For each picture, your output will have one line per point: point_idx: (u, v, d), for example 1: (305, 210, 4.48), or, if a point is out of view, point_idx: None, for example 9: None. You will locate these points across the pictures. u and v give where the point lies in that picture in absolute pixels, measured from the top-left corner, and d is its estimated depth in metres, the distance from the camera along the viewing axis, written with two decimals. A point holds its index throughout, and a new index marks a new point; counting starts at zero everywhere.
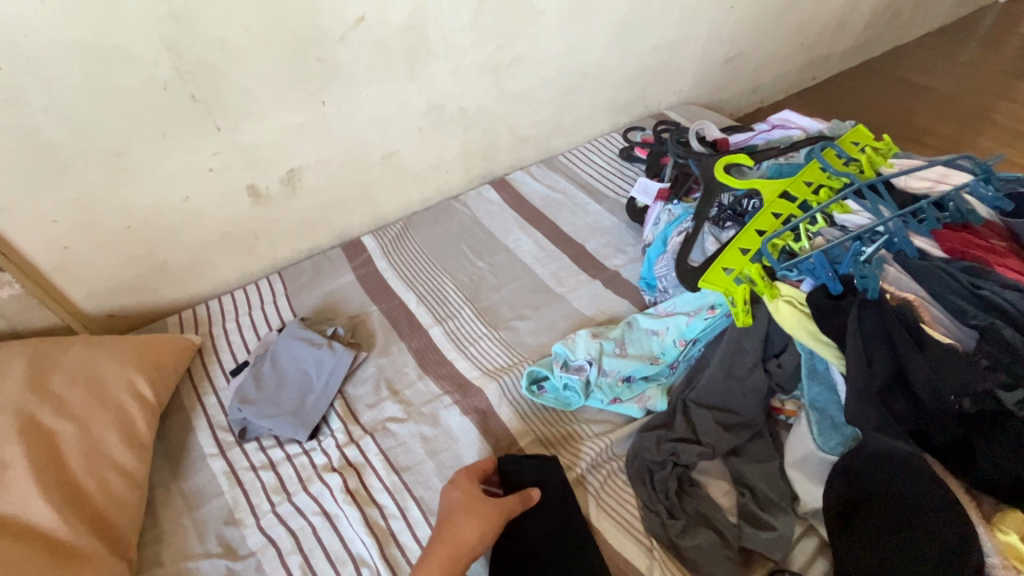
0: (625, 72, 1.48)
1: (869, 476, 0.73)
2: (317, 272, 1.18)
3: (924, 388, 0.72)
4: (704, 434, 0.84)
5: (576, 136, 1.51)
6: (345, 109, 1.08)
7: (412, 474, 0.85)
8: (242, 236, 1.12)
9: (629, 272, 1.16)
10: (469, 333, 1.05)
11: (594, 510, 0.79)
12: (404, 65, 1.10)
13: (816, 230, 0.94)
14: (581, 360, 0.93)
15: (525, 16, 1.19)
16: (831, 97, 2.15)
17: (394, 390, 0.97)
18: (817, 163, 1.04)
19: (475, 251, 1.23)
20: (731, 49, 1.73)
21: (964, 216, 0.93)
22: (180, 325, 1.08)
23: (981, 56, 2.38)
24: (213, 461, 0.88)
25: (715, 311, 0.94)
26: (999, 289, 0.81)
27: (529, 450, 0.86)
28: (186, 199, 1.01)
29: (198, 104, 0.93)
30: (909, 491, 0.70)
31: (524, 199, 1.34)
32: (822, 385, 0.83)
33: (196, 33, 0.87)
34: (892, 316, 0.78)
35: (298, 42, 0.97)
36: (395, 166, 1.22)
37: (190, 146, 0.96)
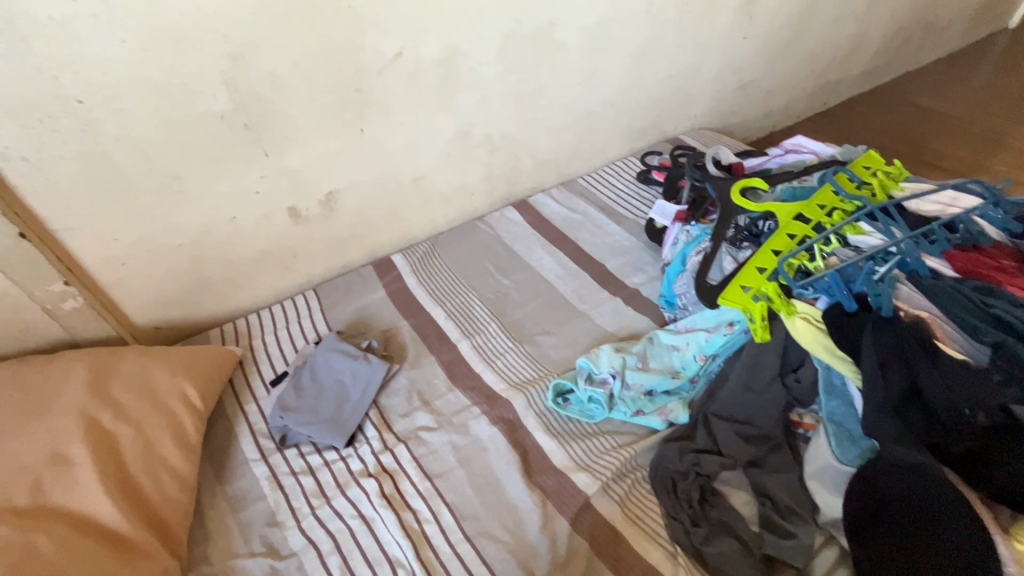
0: (641, 100, 1.55)
1: (889, 482, 0.76)
2: (349, 288, 1.24)
3: (940, 402, 0.76)
4: (724, 444, 0.88)
5: (595, 160, 1.58)
6: (380, 136, 1.16)
7: (444, 481, 0.89)
8: (281, 254, 1.18)
9: (649, 290, 1.20)
10: (495, 347, 1.10)
11: (619, 517, 0.82)
12: (435, 95, 1.18)
13: (830, 251, 0.97)
14: (605, 374, 0.97)
15: (547, 50, 1.27)
16: (842, 121, 2.21)
17: (425, 400, 1.01)
18: (829, 187, 1.09)
19: (499, 269, 1.28)
20: (743, 77, 1.80)
21: (974, 237, 0.97)
22: (222, 337, 1.15)
23: (989, 81, 2.43)
24: (256, 466, 0.92)
25: (734, 327, 0.98)
26: (1010, 307, 0.84)
27: (555, 460, 0.90)
28: (233, 219, 1.08)
29: (250, 132, 1.01)
30: (926, 496, 0.72)
31: (545, 220, 1.40)
32: (839, 399, 0.86)
33: (252, 69, 0.95)
34: (906, 332, 0.81)
35: (341, 76, 1.04)
36: (424, 188, 1.29)
37: (240, 170, 1.04)
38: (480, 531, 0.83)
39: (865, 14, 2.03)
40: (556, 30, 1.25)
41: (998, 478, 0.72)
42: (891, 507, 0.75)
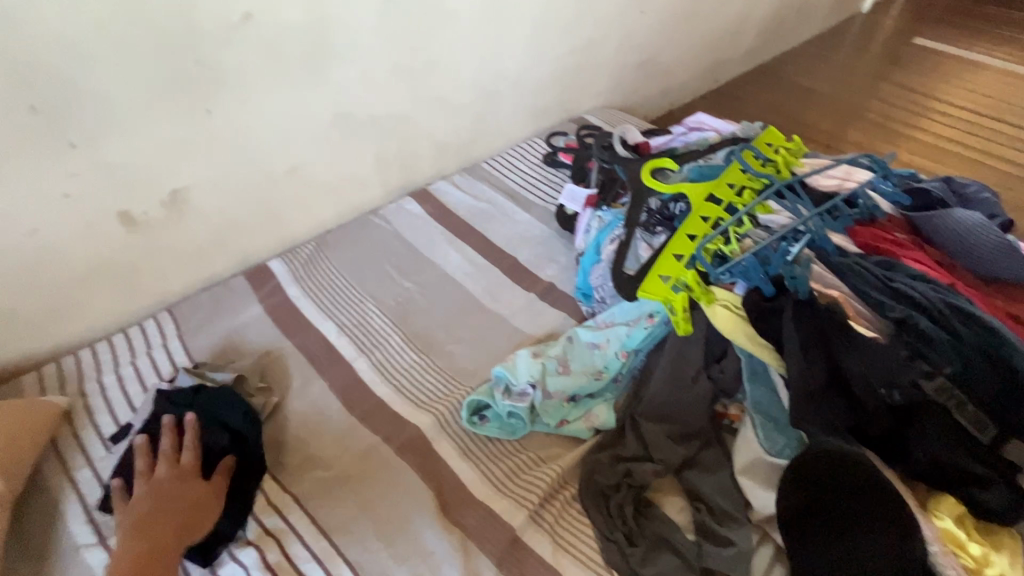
0: (543, 76, 1.45)
1: (824, 476, 0.72)
2: (215, 306, 1.03)
3: (860, 384, 0.75)
4: (655, 449, 0.81)
5: (499, 142, 1.46)
6: (235, 119, 0.95)
7: (344, 535, 0.74)
8: (117, 272, 0.94)
9: (565, 283, 1.12)
10: (399, 363, 0.96)
11: (551, 549, 0.74)
12: (303, 68, 0.98)
13: (744, 233, 0.94)
14: (524, 385, 0.87)
15: (436, 18, 1.12)
16: (733, 99, 2.27)
17: (317, 437, 0.85)
18: (737, 165, 1.05)
19: (399, 270, 1.13)
20: (643, 54, 1.76)
21: (871, 211, 0.98)
22: (40, 384, 0.89)
23: (854, 61, 2.63)
24: (90, 554, 0.71)
25: (654, 319, 0.92)
26: (908, 280, 0.86)
27: (476, 490, 0.79)
28: (36, 231, 0.83)
29: (42, 116, 0.77)
30: (858, 488, 0.70)
31: (448, 211, 1.26)
32: (764, 387, 0.82)
33: (33, 32, 0.73)
34: (824, 315, 0.80)
35: (169, 42, 0.83)
36: (302, 181, 1.10)
37: (35, 167, 0.79)
38: None
39: None
40: None
41: (918, 456, 0.73)
42: (828, 500, 0.71)
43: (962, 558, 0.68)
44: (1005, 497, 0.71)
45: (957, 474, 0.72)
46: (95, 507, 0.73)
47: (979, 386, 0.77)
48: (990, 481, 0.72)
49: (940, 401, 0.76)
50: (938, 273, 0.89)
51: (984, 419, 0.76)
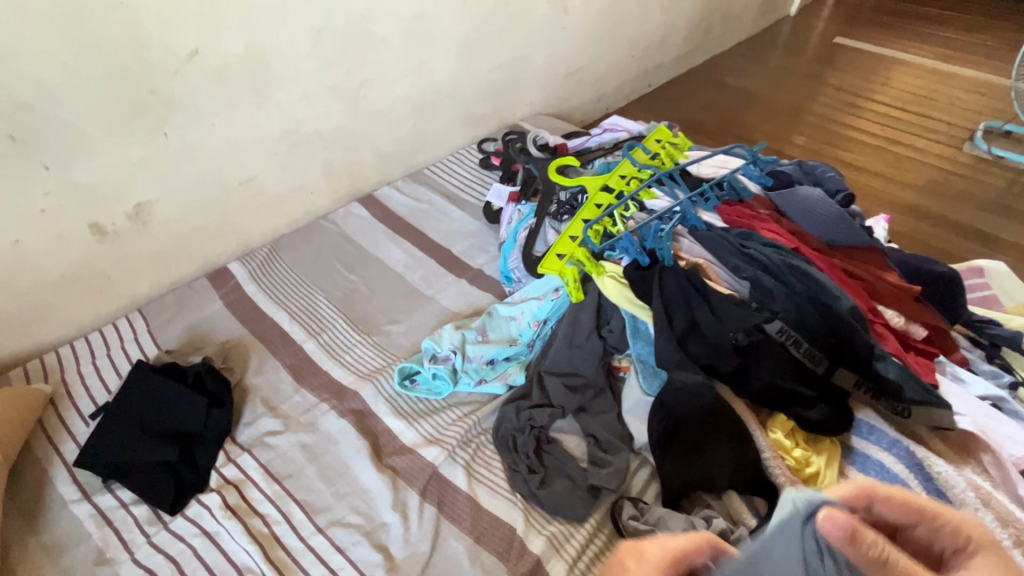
0: (474, 89, 1.62)
1: (682, 403, 0.89)
2: (181, 304, 1.17)
3: (711, 331, 0.93)
4: (554, 397, 0.97)
5: (438, 149, 1.62)
6: (190, 140, 1.09)
7: (293, 481, 0.89)
8: (90, 277, 1.08)
9: (491, 269, 1.28)
10: (344, 342, 1.11)
11: (466, 479, 0.90)
12: (248, 92, 1.13)
13: (629, 216, 1.12)
14: (446, 351, 1.03)
15: (366, 43, 1.28)
16: (666, 101, 2.48)
17: (271, 406, 1.00)
18: (628, 159, 1.24)
19: (346, 266, 1.28)
20: (571, 65, 1.94)
21: (738, 192, 1.17)
22: (27, 376, 1.02)
23: (779, 61, 2.87)
24: (77, 507, 0.85)
25: (559, 293, 1.08)
26: (760, 247, 1.04)
27: (406, 439, 0.95)
28: (18, 242, 0.97)
29: (20, 144, 0.91)
30: (709, 410, 0.88)
31: (391, 212, 1.42)
32: (644, 340, 0.99)
33: (11, 75, 0.86)
34: (684, 278, 0.97)
35: (128, 77, 0.97)
36: (255, 191, 1.25)
37: (14, 187, 0.93)
38: (332, 520, 0.85)
39: (671, 4, 2.28)
40: (371, 23, 1.26)
41: (755, 384, 0.91)
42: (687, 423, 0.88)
43: (786, 460, 0.86)
44: (823, 411, 0.89)
45: (787, 398, 0.90)
46: (78, 468, 0.88)
47: (810, 327, 0.94)
48: (814, 402, 0.90)
49: (778, 339, 0.94)
50: (786, 240, 1.08)
51: (817, 354, 0.93)
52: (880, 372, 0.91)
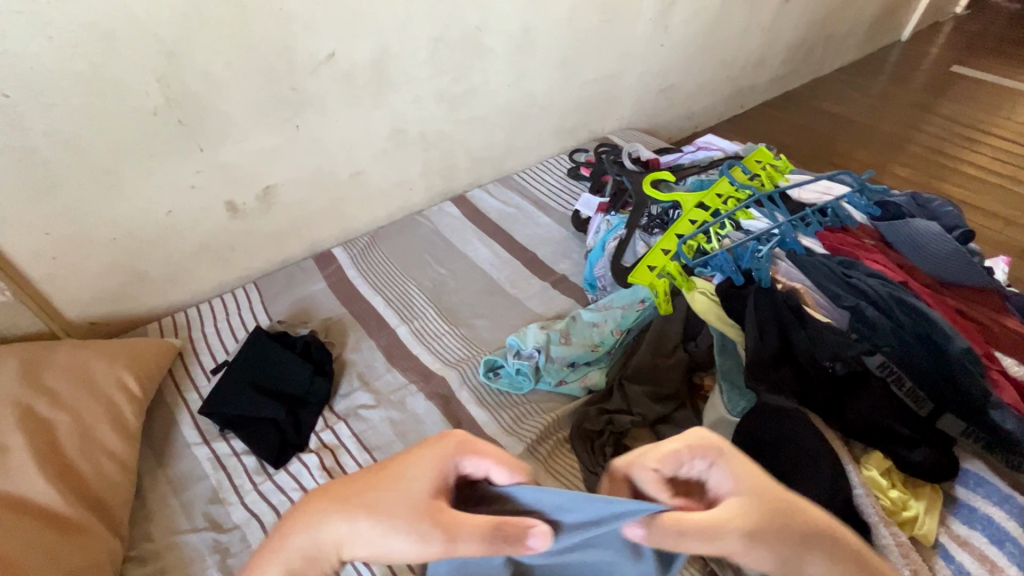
0: (569, 101, 1.66)
1: (768, 426, 0.86)
2: (290, 280, 1.28)
3: (806, 356, 0.91)
4: (634, 405, 0.97)
5: (528, 157, 1.68)
6: (315, 133, 1.20)
7: (382, 452, 0.95)
8: (218, 249, 1.21)
9: (575, 275, 1.31)
10: (432, 330, 1.17)
11: (543, 474, 0.93)
12: (370, 93, 1.23)
13: (725, 234, 1.12)
14: (531, 349, 1.06)
15: (476, 52, 1.35)
16: (756, 123, 2.41)
17: (365, 381, 1.07)
18: (726, 178, 1.23)
19: (437, 259, 1.35)
20: (664, 82, 1.95)
21: (842, 220, 1.13)
22: (161, 330, 1.16)
23: (883, 88, 2.71)
24: (198, 449, 0.96)
25: (645, 304, 1.09)
26: (864, 277, 1.00)
27: (488, 428, 0.99)
28: (169, 213, 1.10)
29: (184, 128, 1.04)
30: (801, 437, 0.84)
31: (481, 213, 1.48)
32: (731, 359, 0.97)
33: (184, 68, 0.99)
34: (780, 301, 0.95)
35: (275, 75, 1.09)
36: (362, 184, 1.35)
37: (173, 165, 1.06)
38: None
39: (773, 26, 2.23)
40: (482, 34, 1.34)
41: (852, 417, 0.87)
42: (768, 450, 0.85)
43: (881, 499, 0.81)
44: (927, 454, 0.84)
45: (885, 434, 0.85)
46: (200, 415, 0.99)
47: (914, 366, 0.90)
48: (915, 443, 0.85)
49: (878, 374, 0.90)
50: (894, 272, 1.03)
51: (920, 395, 0.89)
52: (996, 422, 0.84)
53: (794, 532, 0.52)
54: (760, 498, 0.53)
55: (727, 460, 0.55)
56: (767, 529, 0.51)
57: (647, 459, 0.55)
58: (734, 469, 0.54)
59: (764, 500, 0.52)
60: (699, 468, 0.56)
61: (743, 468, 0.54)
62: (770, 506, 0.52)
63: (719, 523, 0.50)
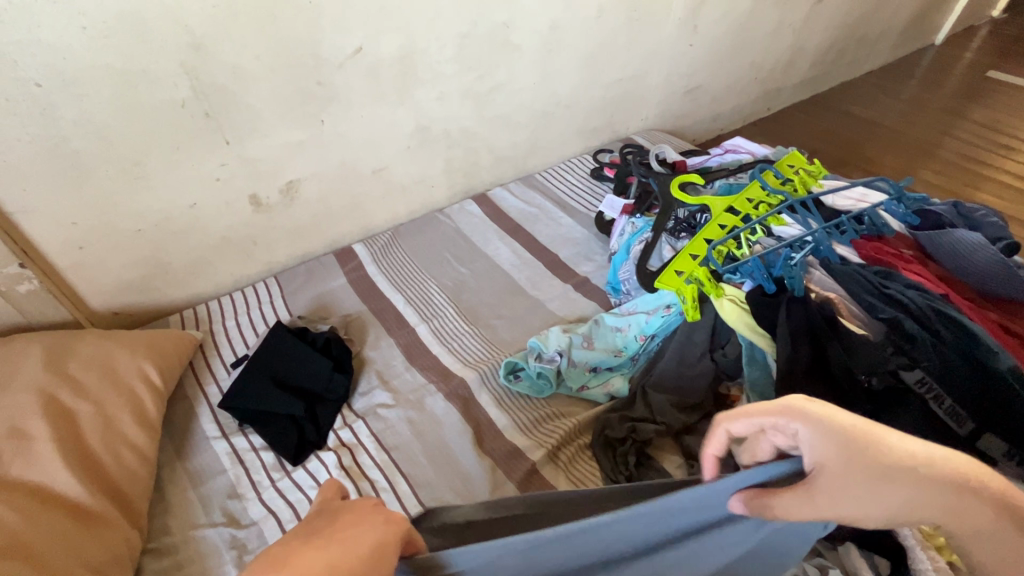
0: (594, 100, 1.64)
1: None
2: (310, 275, 1.28)
3: (840, 368, 0.87)
4: (659, 413, 0.95)
5: (551, 156, 1.65)
6: (340, 128, 1.20)
7: (400, 453, 0.94)
8: (240, 242, 1.21)
9: (598, 278, 1.28)
10: (452, 330, 1.16)
11: (563, 481, 0.91)
12: (395, 88, 1.22)
13: (756, 240, 1.09)
14: (553, 352, 1.04)
15: (503, 49, 1.33)
16: (783, 127, 2.36)
17: (384, 379, 1.06)
18: (758, 182, 1.20)
19: (457, 258, 1.34)
20: (691, 82, 1.91)
21: (879, 229, 1.09)
22: (182, 322, 1.16)
23: (916, 92, 2.64)
24: (216, 443, 0.95)
25: (670, 310, 1.07)
26: (902, 288, 0.97)
27: (507, 432, 0.97)
28: (194, 206, 1.10)
29: (211, 120, 1.04)
30: None
31: (503, 212, 1.47)
32: (760, 370, 0.95)
33: (213, 60, 0.98)
34: (816, 311, 0.92)
35: (302, 68, 1.08)
36: (384, 180, 1.34)
37: (200, 157, 1.06)
38: (433, 497, 0.88)
39: (804, 27, 2.18)
40: (510, 30, 1.32)
41: (888, 434, 0.83)
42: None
43: None
44: None
45: None
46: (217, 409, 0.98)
47: (957, 383, 0.85)
48: None
49: (917, 390, 0.86)
50: (934, 285, 0.99)
51: (961, 414, 0.83)
52: None
53: (892, 481, 0.47)
54: (852, 461, 0.48)
55: (806, 408, 0.53)
56: (861, 480, 0.48)
57: (739, 426, 0.56)
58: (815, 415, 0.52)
59: (862, 456, 0.48)
60: (789, 434, 0.54)
61: (838, 423, 0.51)
62: (859, 457, 0.48)
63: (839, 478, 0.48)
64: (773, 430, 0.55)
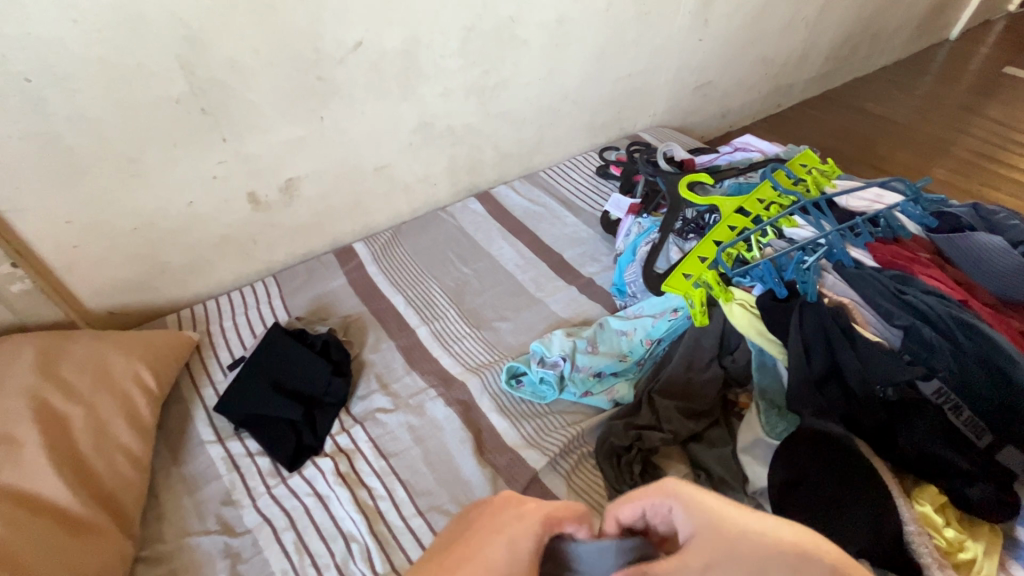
0: (601, 97, 1.60)
1: (806, 458, 0.80)
2: (310, 275, 1.25)
3: (855, 377, 0.84)
4: (665, 420, 0.92)
5: (556, 153, 1.62)
6: (341, 125, 1.17)
7: (399, 459, 0.92)
8: (240, 241, 1.18)
9: (603, 279, 1.25)
10: (454, 332, 1.13)
11: (566, 491, 0.88)
12: (398, 84, 1.19)
13: (767, 242, 1.06)
14: (556, 356, 1.02)
15: (508, 44, 1.30)
16: (794, 123, 2.31)
17: (383, 383, 1.04)
18: (769, 182, 1.16)
19: (460, 258, 1.31)
20: (700, 78, 1.87)
21: (894, 231, 1.05)
22: (179, 323, 1.14)
23: (931, 88, 2.57)
24: (212, 448, 0.93)
25: (677, 313, 1.04)
26: (920, 294, 0.93)
27: (508, 439, 0.94)
28: (191, 204, 1.08)
29: (208, 116, 1.01)
30: (846, 472, 0.78)
31: (507, 211, 1.44)
32: (769, 377, 0.92)
33: (210, 55, 0.96)
34: (828, 316, 0.88)
35: (302, 64, 1.06)
36: (386, 178, 1.31)
37: (197, 155, 1.04)
38: (432, 506, 0.86)
39: (817, 21, 2.13)
40: (516, 24, 1.28)
41: (903, 446, 0.80)
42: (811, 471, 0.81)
43: (935, 538, 0.75)
44: (986, 491, 0.77)
45: (943, 467, 0.78)
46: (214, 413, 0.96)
47: (975, 394, 0.82)
48: (974, 478, 0.77)
49: (934, 401, 0.82)
50: (952, 290, 0.95)
51: (980, 425, 0.80)
52: None
53: (733, 547, 0.42)
54: (713, 539, 0.43)
55: (677, 492, 0.49)
56: (719, 555, 0.42)
57: (625, 509, 0.52)
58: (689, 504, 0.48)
59: (719, 539, 0.43)
60: (664, 513, 0.50)
61: (700, 498, 0.48)
62: (717, 531, 0.44)
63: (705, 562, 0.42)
64: (655, 510, 0.51)
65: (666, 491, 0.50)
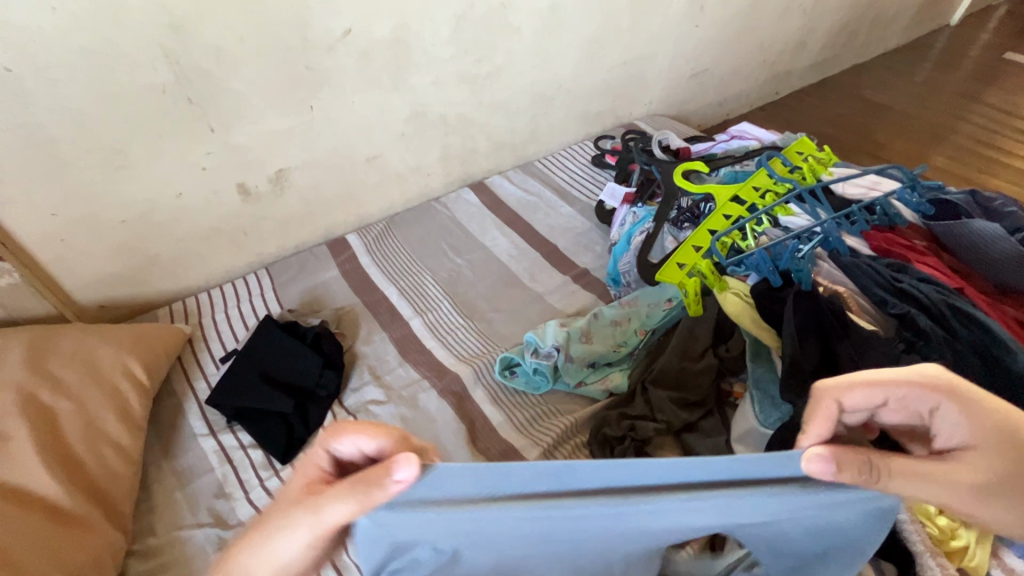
0: (597, 84, 1.58)
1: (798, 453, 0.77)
2: (303, 267, 1.24)
3: (848, 368, 0.83)
4: (659, 411, 0.92)
5: (551, 143, 1.60)
6: (331, 114, 1.15)
7: None
8: (231, 233, 1.17)
9: (597, 269, 1.24)
10: (447, 323, 1.13)
11: None
12: (388, 72, 1.17)
13: (762, 231, 1.05)
14: (549, 347, 1.00)
15: (501, 32, 1.28)
16: (793, 111, 2.29)
17: (377, 375, 1.04)
18: (764, 170, 1.15)
19: (454, 248, 1.30)
20: (697, 65, 1.85)
21: (891, 219, 1.04)
22: (171, 316, 1.14)
23: (930, 75, 2.55)
24: (204, 441, 0.93)
25: (672, 303, 1.04)
26: (916, 282, 0.92)
27: (501, 430, 0.94)
28: (180, 195, 1.07)
29: (194, 106, 1.00)
30: None
31: (501, 201, 1.42)
32: (764, 367, 0.90)
33: (194, 42, 0.94)
34: (822, 305, 0.88)
35: (289, 51, 1.04)
36: (379, 169, 1.30)
37: (184, 146, 1.02)
38: None
39: (815, 7, 2.10)
40: (508, 11, 1.26)
41: None
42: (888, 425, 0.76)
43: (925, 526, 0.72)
44: None
45: None
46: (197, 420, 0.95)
47: (970, 383, 0.81)
48: None
49: None
50: (948, 279, 0.94)
51: None
52: None
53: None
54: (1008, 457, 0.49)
55: (955, 389, 0.51)
56: (1001, 495, 0.49)
57: (853, 396, 0.52)
58: (961, 403, 0.51)
59: (1000, 443, 0.50)
60: (911, 406, 0.53)
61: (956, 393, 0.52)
62: (1005, 442, 0.50)
63: (950, 471, 0.49)
64: (905, 404, 0.53)
65: (911, 382, 0.52)
